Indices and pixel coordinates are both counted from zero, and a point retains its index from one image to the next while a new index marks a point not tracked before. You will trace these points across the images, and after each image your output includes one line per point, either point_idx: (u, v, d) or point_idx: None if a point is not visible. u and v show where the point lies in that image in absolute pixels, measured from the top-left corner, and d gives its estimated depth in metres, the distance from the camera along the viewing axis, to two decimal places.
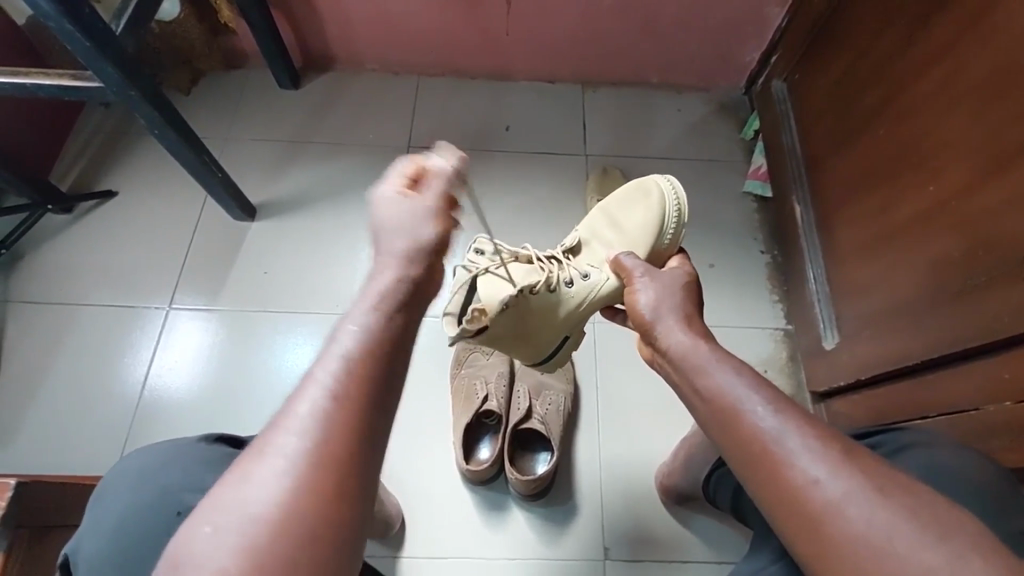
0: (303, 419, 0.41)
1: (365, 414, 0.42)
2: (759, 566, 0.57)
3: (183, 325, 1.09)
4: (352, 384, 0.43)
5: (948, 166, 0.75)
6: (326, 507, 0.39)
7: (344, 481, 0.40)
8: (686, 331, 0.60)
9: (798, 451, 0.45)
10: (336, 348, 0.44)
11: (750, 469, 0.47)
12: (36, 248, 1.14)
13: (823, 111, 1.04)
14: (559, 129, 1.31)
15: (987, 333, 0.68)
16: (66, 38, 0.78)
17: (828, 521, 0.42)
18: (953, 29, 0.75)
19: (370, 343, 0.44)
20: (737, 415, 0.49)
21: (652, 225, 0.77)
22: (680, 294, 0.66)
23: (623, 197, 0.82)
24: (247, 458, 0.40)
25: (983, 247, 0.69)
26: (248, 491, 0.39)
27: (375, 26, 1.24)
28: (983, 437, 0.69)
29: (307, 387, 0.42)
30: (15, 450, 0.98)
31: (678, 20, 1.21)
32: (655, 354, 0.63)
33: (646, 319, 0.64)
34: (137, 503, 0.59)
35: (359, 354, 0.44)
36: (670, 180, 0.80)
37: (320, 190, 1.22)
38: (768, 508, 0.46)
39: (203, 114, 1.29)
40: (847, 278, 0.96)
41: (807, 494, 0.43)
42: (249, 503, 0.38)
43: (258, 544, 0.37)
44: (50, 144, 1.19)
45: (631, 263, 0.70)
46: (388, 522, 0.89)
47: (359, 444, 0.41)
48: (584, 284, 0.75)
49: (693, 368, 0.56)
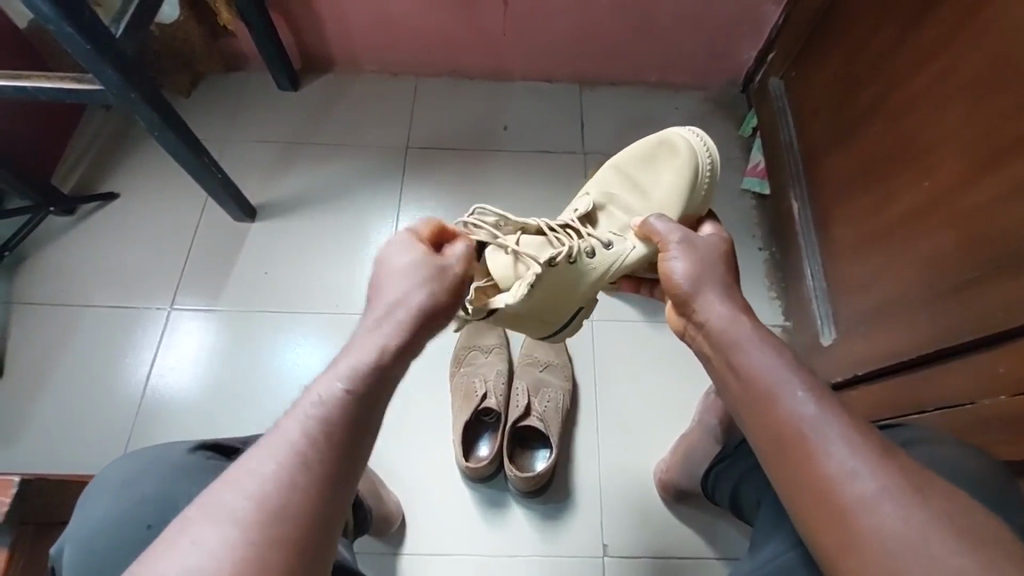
0: (260, 482, 0.43)
1: (325, 476, 0.44)
2: (771, 558, 0.57)
3: (185, 325, 1.10)
4: (319, 449, 0.45)
5: (942, 164, 0.75)
6: (276, 570, 0.40)
7: (294, 545, 0.41)
8: (723, 302, 0.61)
9: (836, 442, 0.46)
10: (312, 406, 0.47)
11: (783, 459, 0.48)
12: (38, 249, 1.15)
13: (818, 109, 1.04)
14: (557, 128, 1.31)
15: (983, 327, 0.67)
16: (66, 42, 0.79)
17: (858, 518, 0.43)
18: (946, 25, 0.76)
19: (338, 405, 0.47)
20: (772, 398, 0.51)
21: (686, 183, 0.78)
22: (717, 263, 0.65)
23: (646, 155, 0.82)
24: (203, 512, 0.42)
25: (976, 243, 0.70)
26: (192, 547, 0.40)
27: (373, 28, 1.25)
28: (978, 431, 0.67)
29: (277, 443, 0.45)
30: (18, 450, 1.00)
31: (675, 19, 1.22)
32: (689, 324, 0.64)
33: (685, 290, 0.63)
34: (114, 510, 0.59)
35: (324, 416, 0.47)
36: (693, 133, 0.82)
37: (319, 192, 1.22)
38: (796, 505, 0.47)
39: (203, 117, 1.30)
40: (843, 273, 0.96)
41: (839, 486, 0.44)
42: (189, 561, 0.39)
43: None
44: (51, 148, 1.20)
45: (664, 227, 0.69)
46: (387, 520, 0.90)
47: (316, 508, 0.43)
48: (607, 254, 0.74)
49: (728, 343, 0.57)
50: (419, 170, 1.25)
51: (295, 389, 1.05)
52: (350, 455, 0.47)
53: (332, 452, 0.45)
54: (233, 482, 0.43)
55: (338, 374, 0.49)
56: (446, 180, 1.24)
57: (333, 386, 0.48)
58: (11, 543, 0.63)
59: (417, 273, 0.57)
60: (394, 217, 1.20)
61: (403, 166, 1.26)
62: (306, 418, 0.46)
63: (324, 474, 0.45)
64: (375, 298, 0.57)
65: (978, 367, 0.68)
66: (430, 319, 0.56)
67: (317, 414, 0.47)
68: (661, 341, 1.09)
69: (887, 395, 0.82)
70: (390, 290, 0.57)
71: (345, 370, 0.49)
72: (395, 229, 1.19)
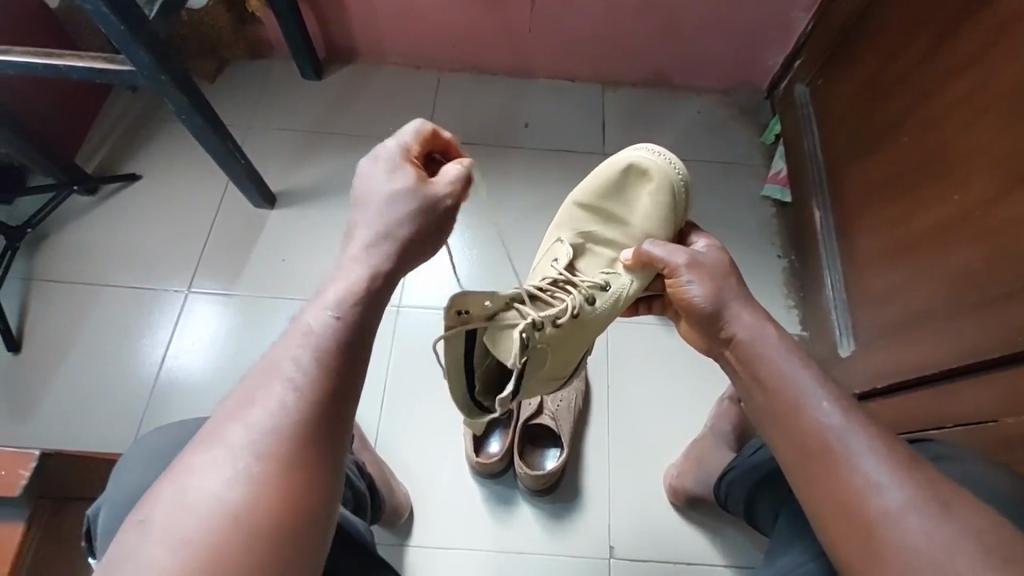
0: (258, 413, 0.45)
1: (321, 409, 0.46)
2: (796, 565, 0.57)
3: (201, 309, 1.10)
4: (316, 379, 0.47)
5: (973, 177, 0.74)
6: (277, 494, 0.43)
7: (297, 471, 0.44)
8: (750, 314, 0.61)
9: (862, 452, 0.47)
10: (305, 337, 0.49)
11: (809, 469, 0.49)
12: (61, 227, 1.16)
13: (845, 117, 1.03)
14: (579, 128, 1.31)
15: (1006, 344, 0.66)
16: (102, 22, 0.79)
17: (882, 529, 0.44)
18: (982, 39, 0.75)
19: (335, 330, 0.49)
20: (800, 410, 0.52)
21: (665, 209, 0.73)
22: (727, 280, 0.63)
23: (612, 187, 0.75)
24: (205, 446, 0.45)
25: (1003, 259, 0.69)
26: (197, 476, 0.43)
27: (399, 20, 1.25)
28: (1006, 447, 0.64)
29: (273, 376, 0.47)
30: (33, 425, 1.01)
31: (703, 22, 1.21)
32: (717, 344, 0.62)
33: (709, 311, 0.62)
34: (142, 481, 0.59)
35: (321, 339, 0.49)
36: (654, 151, 0.74)
37: (339, 181, 1.23)
38: (822, 521, 0.48)
39: (226, 102, 1.30)
40: (864, 285, 0.96)
41: (865, 497, 0.45)
42: (194, 488, 0.43)
43: (214, 519, 0.41)
44: (76, 127, 1.20)
45: (664, 252, 0.67)
46: (398, 510, 0.90)
47: (313, 438, 0.45)
48: (607, 296, 0.72)
49: (755, 354, 0.58)
50: None
51: None
52: (346, 392, 0.48)
53: (330, 382, 0.47)
54: (231, 416, 0.46)
55: (323, 305, 0.51)
56: None
57: (324, 314, 0.50)
58: (28, 518, 0.64)
59: (397, 186, 0.58)
60: None
61: None
62: (297, 350, 0.48)
63: (321, 398, 0.47)
64: (354, 224, 0.57)
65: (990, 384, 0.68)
66: (413, 237, 0.57)
67: (306, 350, 0.48)
68: (674, 348, 1.08)
69: (905, 409, 0.81)
70: (370, 207, 0.57)
71: (331, 298, 0.51)
72: None
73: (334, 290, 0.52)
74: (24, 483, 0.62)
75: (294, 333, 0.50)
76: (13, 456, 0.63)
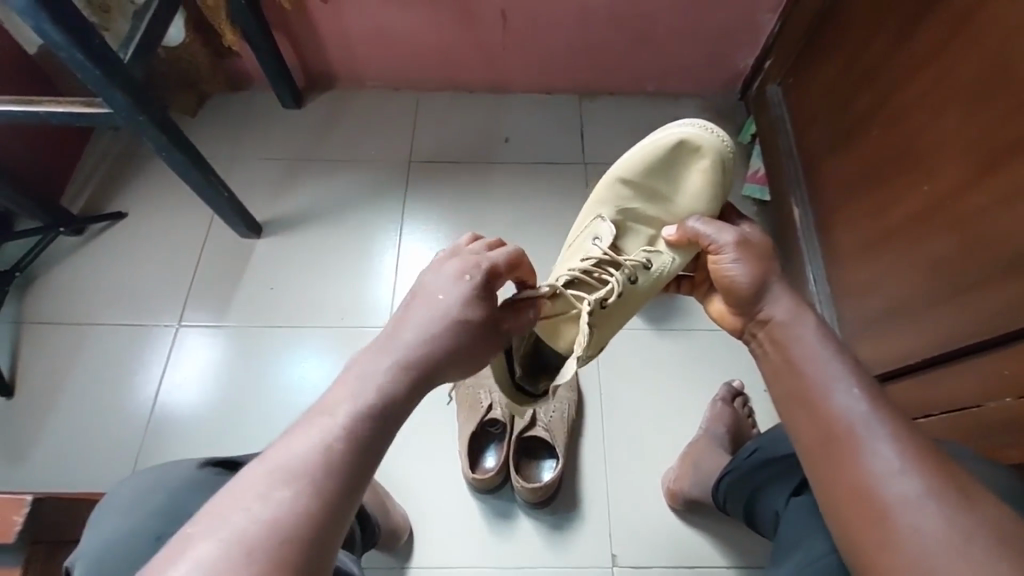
0: (342, 410, 0.43)
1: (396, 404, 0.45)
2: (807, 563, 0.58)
3: (193, 342, 1.11)
4: (409, 374, 0.47)
5: (945, 165, 0.75)
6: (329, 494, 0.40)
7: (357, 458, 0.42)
8: (789, 297, 0.61)
9: (878, 438, 0.49)
10: (395, 351, 0.48)
11: (823, 458, 0.51)
12: (49, 268, 1.17)
13: (818, 113, 1.05)
14: (557, 139, 1.32)
15: (988, 330, 0.69)
16: (76, 67, 0.80)
17: (893, 514, 0.46)
18: (942, 32, 0.76)
19: (426, 346, 0.48)
20: (819, 399, 0.53)
21: (712, 187, 0.74)
22: (769, 260, 0.64)
23: (659, 164, 0.74)
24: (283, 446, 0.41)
25: (979, 247, 0.70)
26: (264, 481, 0.39)
27: (373, 45, 1.27)
28: (1001, 434, 0.65)
29: (359, 372, 0.46)
30: (28, 467, 1.01)
31: (672, 30, 1.23)
32: (751, 325, 0.64)
33: (750, 293, 0.63)
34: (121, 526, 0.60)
35: (400, 360, 0.47)
36: (703, 126, 0.73)
37: (323, 205, 1.24)
38: (835, 506, 0.50)
39: (207, 135, 1.32)
40: (847, 279, 0.97)
41: (876, 484, 0.47)
42: (261, 494, 0.39)
43: (276, 520, 0.38)
44: (60, 167, 1.22)
45: (709, 231, 0.68)
46: (395, 533, 0.90)
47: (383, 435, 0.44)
48: (648, 273, 0.75)
49: (790, 337, 0.58)
50: (421, 184, 1.26)
51: (309, 398, 1.06)
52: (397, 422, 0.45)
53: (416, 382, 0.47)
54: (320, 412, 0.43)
55: (414, 334, 0.49)
56: (449, 192, 1.25)
57: (414, 338, 0.49)
58: (24, 561, 0.64)
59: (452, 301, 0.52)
60: (398, 231, 1.21)
61: (406, 180, 1.27)
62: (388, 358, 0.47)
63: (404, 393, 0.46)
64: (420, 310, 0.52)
65: (983, 369, 0.69)
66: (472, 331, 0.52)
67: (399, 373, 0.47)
68: (666, 351, 1.09)
69: (910, 394, 0.82)
70: (421, 306, 0.52)
71: (406, 348, 0.48)
72: (399, 242, 1.20)
73: (430, 324, 0.50)
74: (18, 529, 0.62)
75: (338, 398, 0.44)
76: (7, 502, 0.63)
